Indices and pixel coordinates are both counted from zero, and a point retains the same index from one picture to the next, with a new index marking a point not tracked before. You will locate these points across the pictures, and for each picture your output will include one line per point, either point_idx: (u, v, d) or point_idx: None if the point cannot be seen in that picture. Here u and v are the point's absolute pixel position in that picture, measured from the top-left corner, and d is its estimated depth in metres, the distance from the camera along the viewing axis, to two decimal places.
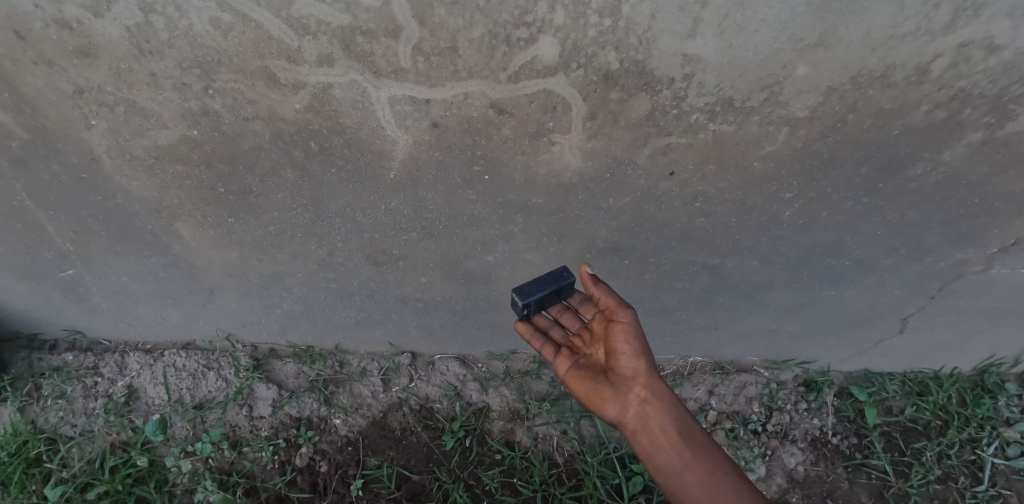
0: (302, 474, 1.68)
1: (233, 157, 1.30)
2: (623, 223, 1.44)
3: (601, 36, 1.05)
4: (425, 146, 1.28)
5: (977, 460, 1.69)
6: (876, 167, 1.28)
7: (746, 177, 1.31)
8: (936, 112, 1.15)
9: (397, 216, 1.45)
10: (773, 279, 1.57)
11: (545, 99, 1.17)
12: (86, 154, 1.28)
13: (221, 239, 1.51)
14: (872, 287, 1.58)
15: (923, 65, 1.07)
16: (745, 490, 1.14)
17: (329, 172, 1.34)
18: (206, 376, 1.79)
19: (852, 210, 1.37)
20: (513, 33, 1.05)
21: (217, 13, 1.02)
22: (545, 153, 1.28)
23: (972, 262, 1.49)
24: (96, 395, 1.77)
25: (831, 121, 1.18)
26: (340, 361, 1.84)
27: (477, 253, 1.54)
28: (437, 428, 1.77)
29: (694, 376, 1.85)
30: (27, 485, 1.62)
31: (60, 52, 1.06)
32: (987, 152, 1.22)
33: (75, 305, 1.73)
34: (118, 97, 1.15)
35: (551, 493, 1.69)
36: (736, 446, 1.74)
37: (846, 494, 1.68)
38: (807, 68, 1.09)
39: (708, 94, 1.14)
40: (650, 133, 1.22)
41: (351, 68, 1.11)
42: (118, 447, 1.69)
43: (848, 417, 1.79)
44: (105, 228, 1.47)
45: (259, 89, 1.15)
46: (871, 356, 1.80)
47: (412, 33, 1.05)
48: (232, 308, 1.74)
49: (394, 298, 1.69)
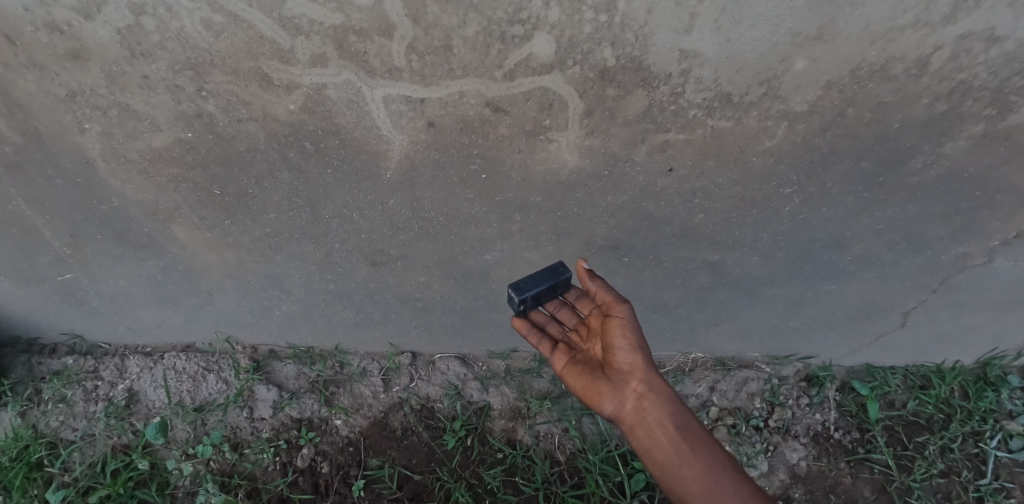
0: (305, 475, 1.69)
1: (228, 159, 1.29)
2: (622, 220, 1.43)
3: (597, 32, 1.04)
4: (421, 146, 1.27)
5: (980, 453, 1.68)
6: (877, 161, 1.26)
7: (745, 172, 1.30)
8: (936, 105, 1.14)
9: (394, 216, 1.44)
10: (773, 275, 1.56)
11: (542, 96, 1.15)
12: (81, 157, 1.27)
13: (218, 241, 1.50)
14: (873, 281, 1.57)
15: (923, 57, 1.06)
16: (742, 484, 1.14)
17: (325, 172, 1.33)
18: (206, 377, 1.78)
19: (853, 205, 1.36)
20: (508, 30, 1.04)
21: (208, 14, 1.01)
22: (543, 151, 1.27)
23: (974, 254, 1.48)
24: (96, 399, 1.76)
25: (830, 115, 1.17)
26: (339, 362, 1.83)
27: (476, 252, 1.53)
28: (438, 428, 1.76)
29: (695, 373, 1.84)
30: (29, 489, 1.62)
31: (51, 55, 1.05)
32: (988, 145, 1.21)
33: (74, 309, 1.72)
34: (111, 100, 1.14)
35: (553, 492, 1.69)
36: (738, 442, 1.73)
37: (849, 489, 1.68)
38: (805, 63, 1.08)
39: (706, 89, 1.13)
40: (648, 130, 1.21)
41: (345, 68, 1.10)
42: (119, 451, 1.69)
43: (850, 412, 1.78)
44: (101, 231, 1.46)
45: (253, 91, 1.14)
46: (872, 351, 1.79)
47: (405, 32, 1.04)
48: (230, 309, 1.73)
49: (393, 297, 1.68)
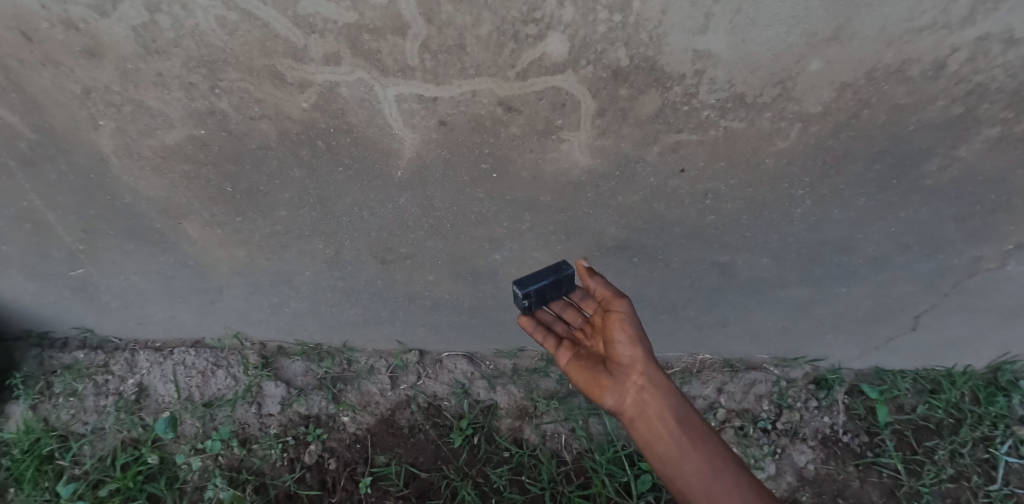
0: (311, 472, 1.69)
1: (240, 157, 1.29)
2: (632, 220, 1.43)
3: (611, 32, 1.02)
4: (433, 145, 1.27)
5: (990, 458, 1.67)
6: (890, 163, 1.25)
7: (757, 173, 1.29)
8: (952, 107, 1.13)
9: (404, 214, 1.45)
10: (784, 277, 1.56)
11: (554, 95, 1.15)
12: (94, 154, 1.28)
13: (229, 237, 1.51)
14: (884, 284, 1.56)
15: (940, 59, 1.04)
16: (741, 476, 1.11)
17: (336, 170, 1.33)
18: (216, 373, 1.81)
19: (865, 207, 1.35)
20: (521, 29, 1.03)
21: (222, 12, 1.00)
22: (554, 150, 1.27)
23: (988, 259, 1.46)
24: (107, 393, 1.79)
25: (844, 117, 1.16)
26: (348, 359, 1.86)
27: (485, 250, 1.53)
28: (445, 426, 1.78)
29: (703, 374, 1.85)
30: (40, 481, 1.63)
31: (65, 51, 1.06)
32: (1004, 148, 1.20)
33: (85, 303, 1.73)
34: (125, 97, 1.15)
35: (559, 491, 1.68)
36: (746, 444, 1.73)
37: (857, 493, 1.68)
38: (820, 64, 1.07)
39: (719, 90, 1.12)
40: (659, 130, 1.21)
41: (358, 66, 1.10)
42: (129, 444, 1.71)
43: (859, 415, 1.78)
44: (114, 227, 1.48)
45: (266, 88, 1.15)
46: (882, 354, 1.78)
47: (419, 30, 1.03)
48: (240, 305, 1.74)
49: (401, 296, 1.68)
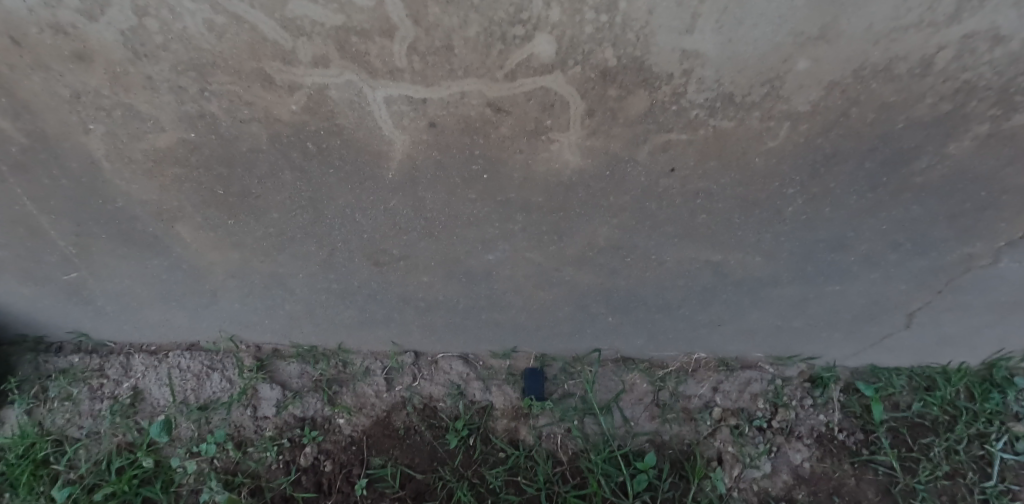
0: (308, 474, 1.71)
1: (232, 160, 1.29)
2: (624, 220, 1.43)
3: (598, 32, 1.04)
4: (423, 146, 1.27)
5: (985, 455, 1.67)
6: (881, 161, 1.26)
7: (747, 172, 1.29)
8: (941, 105, 1.14)
9: (396, 215, 1.44)
10: (777, 276, 1.55)
11: (543, 96, 1.15)
12: (86, 157, 1.28)
13: (221, 240, 1.50)
14: (878, 282, 1.55)
15: (928, 57, 1.06)
16: None
17: (327, 173, 1.33)
18: (210, 376, 1.79)
19: (858, 205, 1.35)
20: (508, 31, 1.04)
21: (210, 16, 1.03)
22: (545, 151, 1.27)
23: (980, 255, 1.47)
24: (102, 397, 1.78)
25: (833, 115, 1.17)
26: (343, 361, 1.81)
27: (478, 251, 1.53)
28: (440, 427, 1.76)
29: (698, 373, 1.81)
30: (35, 486, 1.66)
31: (55, 56, 1.08)
32: (993, 144, 1.22)
33: (80, 307, 1.73)
34: (115, 101, 1.16)
35: (555, 492, 1.69)
36: (742, 442, 1.72)
37: (852, 490, 1.69)
38: (808, 63, 1.08)
39: (707, 89, 1.13)
40: (649, 130, 1.21)
41: (347, 69, 1.11)
42: (124, 448, 1.71)
43: (854, 413, 1.76)
44: (107, 231, 1.48)
45: (255, 91, 1.15)
46: (878, 352, 1.75)
47: (407, 32, 1.04)
48: (233, 308, 1.72)
49: (395, 298, 1.67)
